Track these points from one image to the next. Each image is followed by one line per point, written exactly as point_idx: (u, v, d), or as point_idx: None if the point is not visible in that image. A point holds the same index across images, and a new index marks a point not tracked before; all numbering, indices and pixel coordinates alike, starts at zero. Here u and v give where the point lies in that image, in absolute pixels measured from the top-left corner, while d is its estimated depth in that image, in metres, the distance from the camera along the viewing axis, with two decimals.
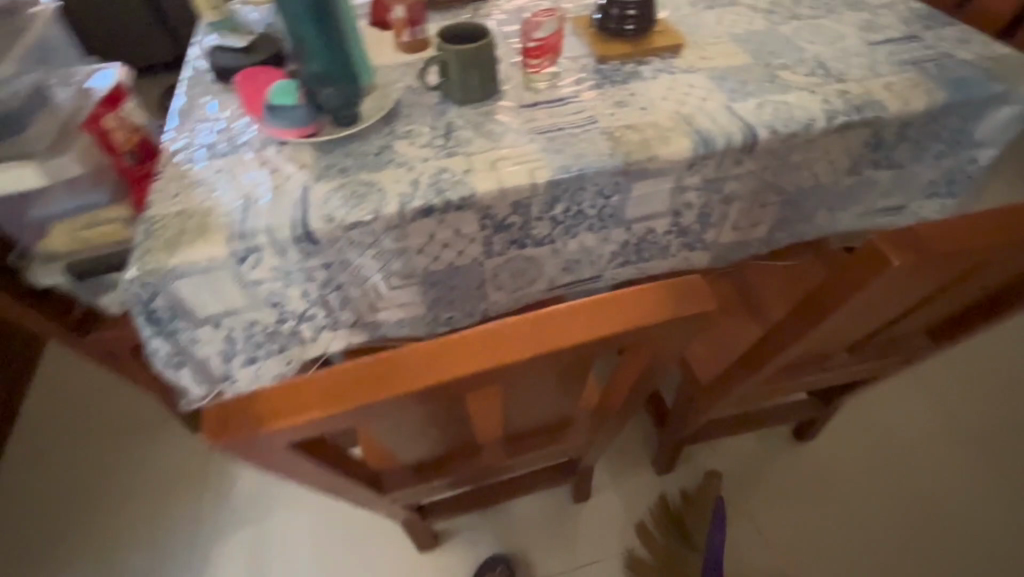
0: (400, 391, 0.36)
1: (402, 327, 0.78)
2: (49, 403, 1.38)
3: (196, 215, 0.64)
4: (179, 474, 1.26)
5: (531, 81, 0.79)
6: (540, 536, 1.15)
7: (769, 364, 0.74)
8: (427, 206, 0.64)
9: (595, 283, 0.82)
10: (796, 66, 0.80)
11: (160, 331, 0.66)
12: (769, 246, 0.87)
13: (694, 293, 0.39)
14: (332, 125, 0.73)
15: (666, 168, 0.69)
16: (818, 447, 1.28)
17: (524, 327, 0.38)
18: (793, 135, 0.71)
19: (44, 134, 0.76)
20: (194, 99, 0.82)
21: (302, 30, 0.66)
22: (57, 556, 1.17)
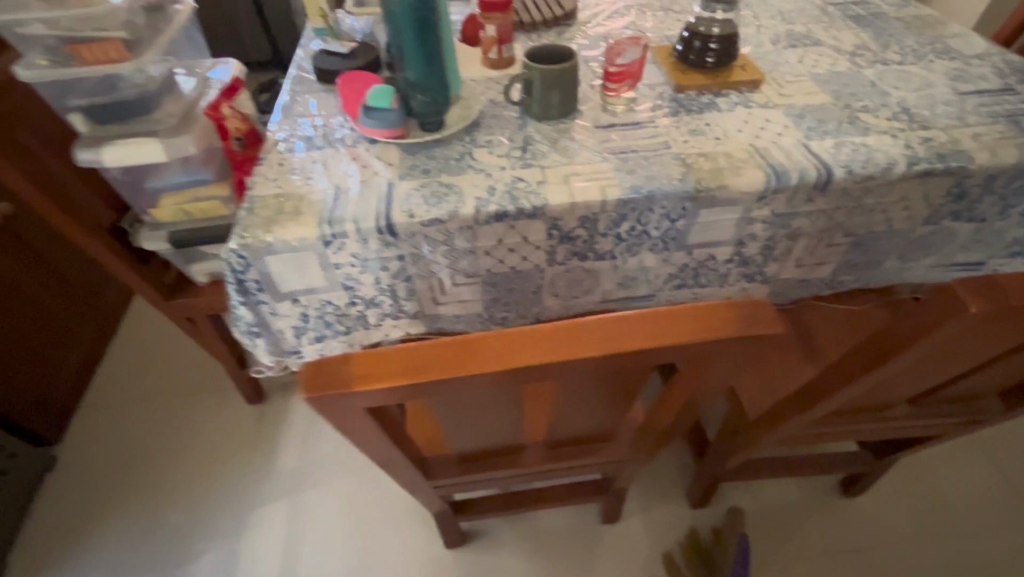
0: (473, 371, 0.38)
1: (458, 323, 0.82)
2: (123, 359, 1.51)
3: (292, 199, 0.70)
4: (229, 441, 1.34)
5: (609, 104, 0.82)
6: (564, 550, 1.15)
7: (824, 405, 0.72)
8: (501, 211, 0.68)
9: (647, 303, 0.83)
10: (879, 110, 0.80)
11: (246, 300, 0.72)
12: (830, 286, 0.86)
13: (762, 315, 0.40)
14: (418, 130, 0.78)
15: (736, 199, 0.70)
16: (865, 503, 1.22)
17: (596, 328, 0.40)
18: (870, 177, 0.71)
19: (170, 114, 0.82)
20: (299, 95, 0.90)
21: (407, 41, 0.72)
22: (113, 500, 1.26)
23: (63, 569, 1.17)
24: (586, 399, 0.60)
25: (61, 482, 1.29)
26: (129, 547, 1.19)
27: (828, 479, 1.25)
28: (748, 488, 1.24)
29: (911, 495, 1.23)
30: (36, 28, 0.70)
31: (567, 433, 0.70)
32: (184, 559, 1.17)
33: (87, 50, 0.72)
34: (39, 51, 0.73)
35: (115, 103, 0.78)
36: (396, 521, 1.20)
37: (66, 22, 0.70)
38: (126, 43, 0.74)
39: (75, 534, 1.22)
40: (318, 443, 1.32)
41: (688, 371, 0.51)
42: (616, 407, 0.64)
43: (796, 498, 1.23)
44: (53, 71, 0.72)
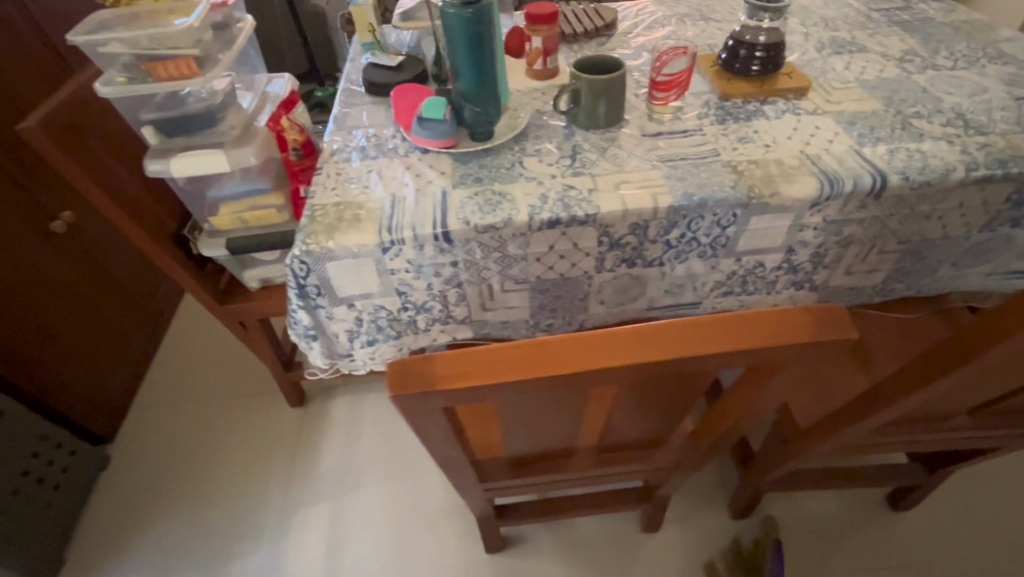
0: (552, 372, 0.40)
1: (504, 329, 0.83)
2: (173, 364, 1.58)
3: (351, 207, 0.73)
4: (272, 443, 1.37)
5: (656, 113, 0.83)
6: (603, 559, 1.15)
7: (882, 414, 0.71)
8: (554, 218, 0.69)
9: (693, 310, 0.83)
10: (932, 116, 0.79)
11: (305, 304, 0.75)
12: (881, 294, 0.84)
13: (837, 321, 0.40)
14: (468, 139, 0.81)
15: (788, 206, 0.70)
16: (914, 517, 1.19)
17: (672, 332, 0.41)
18: (927, 183, 0.70)
19: (233, 126, 0.88)
20: (351, 107, 0.92)
21: (462, 55, 0.73)
22: (163, 498, 1.31)
23: (116, 563, 1.22)
24: (643, 404, 0.60)
25: (114, 480, 1.34)
26: (179, 545, 1.23)
27: (874, 493, 1.22)
28: (790, 500, 1.22)
29: (963, 511, 1.19)
30: (115, 47, 0.76)
31: (618, 438, 0.70)
32: (230, 558, 1.20)
33: (161, 66, 0.77)
34: (118, 69, 0.79)
35: (182, 116, 0.84)
36: (434, 525, 1.21)
37: (144, 41, 0.76)
38: (197, 60, 0.79)
39: (126, 531, 1.26)
40: (358, 447, 1.35)
41: (751, 377, 0.52)
42: (670, 414, 0.64)
43: (841, 510, 1.20)
44: (130, 87, 0.77)
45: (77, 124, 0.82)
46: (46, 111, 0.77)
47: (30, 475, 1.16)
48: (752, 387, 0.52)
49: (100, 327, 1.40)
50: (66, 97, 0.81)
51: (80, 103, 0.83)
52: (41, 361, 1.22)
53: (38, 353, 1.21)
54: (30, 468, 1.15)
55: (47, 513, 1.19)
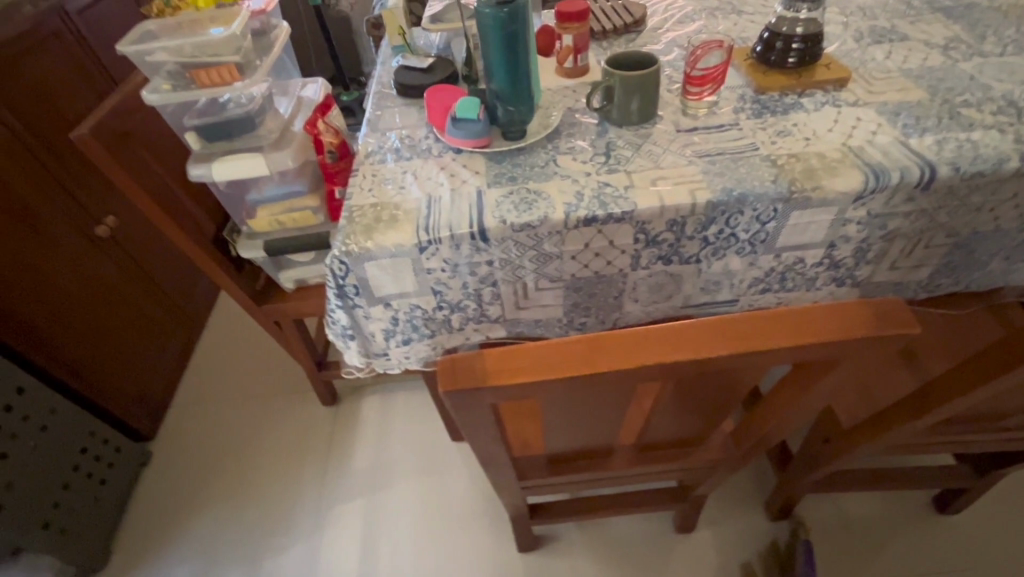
0: (604, 369, 0.40)
1: (537, 328, 0.83)
2: (209, 364, 1.62)
3: (388, 208, 0.74)
4: (305, 442, 1.40)
5: (690, 108, 0.82)
6: (636, 559, 1.14)
7: (934, 413, 0.69)
8: (590, 216, 0.69)
9: (729, 308, 0.82)
10: (982, 104, 0.76)
11: (344, 304, 0.76)
12: (927, 290, 0.82)
13: (897, 316, 0.39)
14: (501, 139, 0.81)
15: (831, 200, 0.69)
16: (961, 521, 1.15)
17: (723, 328, 0.41)
18: (980, 174, 0.68)
19: (271, 130, 0.90)
20: (384, 109, 0.93)
21: (496, 55, 0.74)
22: (202, 494, 1.34)
23: (160, 557, 1.25)
24: (684, 403, 0.60)
25: (156, 476, 1.39)
26: (218, 541, 1.26)
27: (917, 496, 1.18)
28: (828, 502, 1.19)
29: (1013, 516, 1.15)
30: (161, 56, 0.79)
31: (656, 437, 0.70)
32: (268, 553, 1.23)
33: (204, 73, 0.80)
34: (163, 77, 0.82)
35: (223, 121, 0.86)
36: (466, 523, 1.22)
37: (188, 49, 0.79)
38: (238, 67, 0.81)
39: (168, 525, 1.30)
40: (389, 446, 1.37)
41: (799, 375, 0.51)
42: (711, 413, 0.63)
43: (883, 513, 1.17)
44: (175, 94, 0.80)
45: (125, 131, 0.85)
46: (97, 118, 0.80)
47: (80, 470, 1.21)
48: (800, 385, 0.51)
49: (142, 329, 1.45)
50: (116, 104, 0.84)
51: (128, 110, 0.86)
52: (88, 361, 1.27)
53: (85, 353, 1.26)
54: (79, 463, 1.20)
55: (96, 506, 1.24)
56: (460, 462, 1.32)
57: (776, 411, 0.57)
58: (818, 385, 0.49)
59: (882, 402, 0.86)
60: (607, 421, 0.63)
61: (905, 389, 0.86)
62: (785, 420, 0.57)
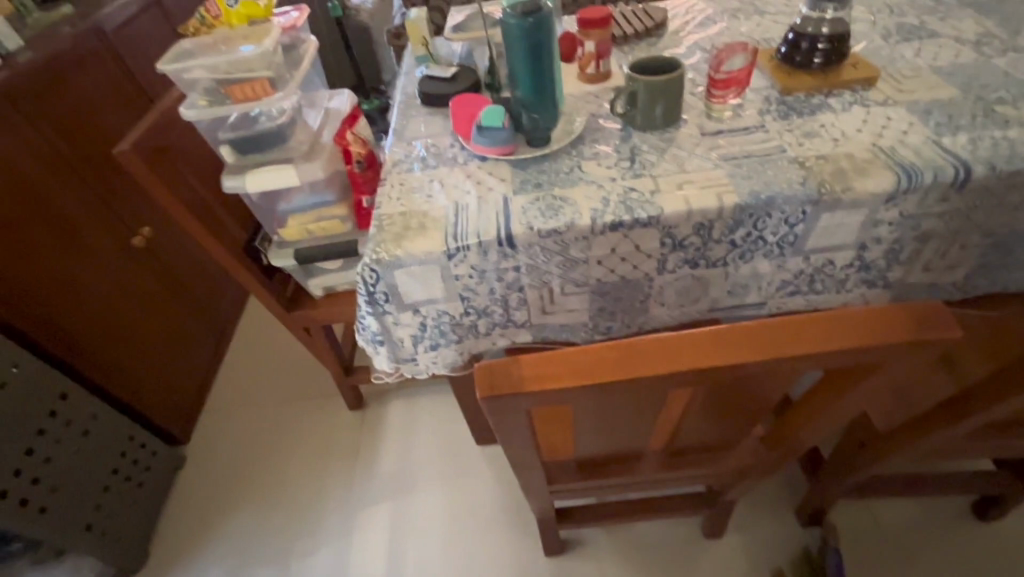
0: (641, 374, 0.40)
1: (563, 333, 0.84)
2: (239, 369, 1.67)
3: (416, 216, 0.75)
4: (332, 446, 1.43)
5: (714, 111, 0.82)
6: (663, 564, 1.13)
7: (975, 417, 0.68)
8: (617, 221, 0.69)
9: (757, 311, 0.81)
10: (1018, 101, 0.74)
11: (374, 310, 0.77)
12: (963, 291, 0.80)
13: (936, 319, 0.39)
14: (525, 146, 0.82)
15: (862, 201, 0.68)
16: (1002, 529, 1.11)
17: (758, 333, 0.41)
18: (1017, 173, 0.66)
19: (301, 142, 0.93)
20: (409, 119, 0.95)
21: (521, 64, 0.75)
22: (234, 497, 1.37)
23: (194, 558, 1.29)
24: (716, 407, 0.59)
25: (189, 479, 1.43)
26: (250, 543, 1.29)
27: (955, 502, 1.15)
28: (861, 508, 1.16)
29: None
30: (197, 73, 0.82)
31: (686, 442, 0.70)
32: (298, 555, 1.26)
33: (239, 89, 0.83)
34: (200, 93, 0.85)
35: (255, 135, 0.89)
36: (492, 527, 1.23)
37: (222, 67, 0.82)
38: (270, 82, 0.84)
39: (202, 527, 1.33)
40: (415, 450, 1.38)
41: (834, 380, 0.50)
42: (741, 418, 0.63)
43: (918, 519, 1.14)
44: (211, 109, 0.83)
45: (165, 145, 0.88)
46: (138, 134, 0.83)
47: (119, 473, 1.25)
48: (835, 390, 0.51)
49: (176, 336, 1.50)
50: (156, 120, 0.87)
51: (167, 125, 0.89)
52: (125, 367, 1.31)
53: (122, 359, 1.31)
54: (118, 467, 1.24)
55: (134, 508, 1.28)
56: (485, 466, 1.33)
57: (810, 416, 0.56)
58: (855, 390, 0.48)
59: (917, 405, 0.85)
60: (638, 426, 0.63)
61: (942, 393, 0.85)
62: (819, 425, 0.57)
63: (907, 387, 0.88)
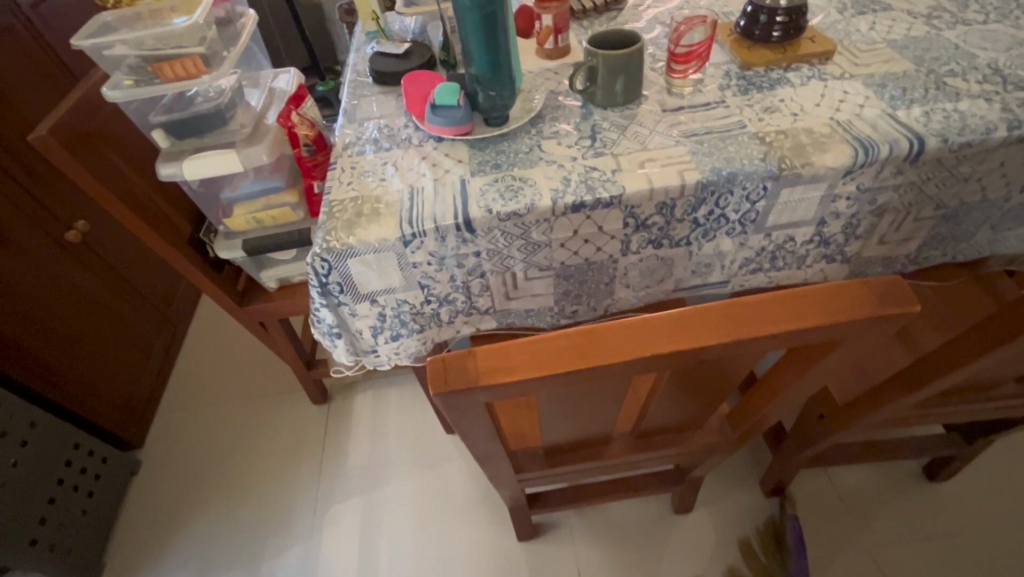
0: (603, 359, 0.38)
1: (529, 318, 0.82)
2: (196, 368, 1.59)
3: (368, 201, 0.71)
4: (297, 442, 1.39)
5: (675, 87, 0.80)
6: (635, 541, 1.15)
7: (931, 385, 0.69)
8: (579, 202, 0.67)
9: (720, 289, 0.81)
10: (968, 73, 0.75)
11: (328, 302, 0.73)
12: (915, 263, 0.82)
13: (897, 294, 0.39)
14: (483, 125, 0.79)
15: (821, 175, 0.67)
16: (950, 487, 1.17)
17: (718, 313, 0.40)
18: (968, 145, 0.67)
19: (242, 125, 0.87)
20: (360, 98, 0.90)
21: (475, 37, 0.71)
22: (195, 500, 1.32)
23: (155, 565, 1.23)
24: (682, 390, 0.59)
25: (146, 484, 1.36)
26: (214, 548, 1.24)
27: (908, 465, 1.20)
28: (821, 476, 1.20)
29: (1001, 479, 1.17)
30: (121, 49, 0.75)
31: (654, 424, 0.69)
32: (266, 555, 1.22)
33: (168, 66, 0.76)
34: (125, 72, 0.78)
35: (191, 117, 0.83)
36: (464, 516, 1.22)
37: (148, 41, 0.75)
38: (204, 59, 0.78)
39: (162, 533, 1.28)
40: (384, 442, 1.36)
41: (796, 357, 0.50)
42: (706, 399, 0.62)
43: (874, 484, 1.19)
44: (139, 90, 0.77)
45: (88, 130, 0.81)
46: (56, 118, 0.76)
47: (65, 483, 1.18)
48: (795, 368, 0.51)
49: (121, 334, 1.42)
50: (75, 102, 0.80)
51: (89, 107, 0.82)
52: (64, 370, 1.23)
53: (60, 362, 1.22)
54: (65, 476, 1.17)
55: (84, 518, 1.21)
56: (457, 455, 1.32)
57: (774, 393, 0.56)
58: (818, 367, 0.48)
59: (875, 376, 0.87)
60: (605, 411, 0.62)
61: (898, 363, 0.87)
62: (782, 402, 0.57)
63: (864, 360, 0.90)
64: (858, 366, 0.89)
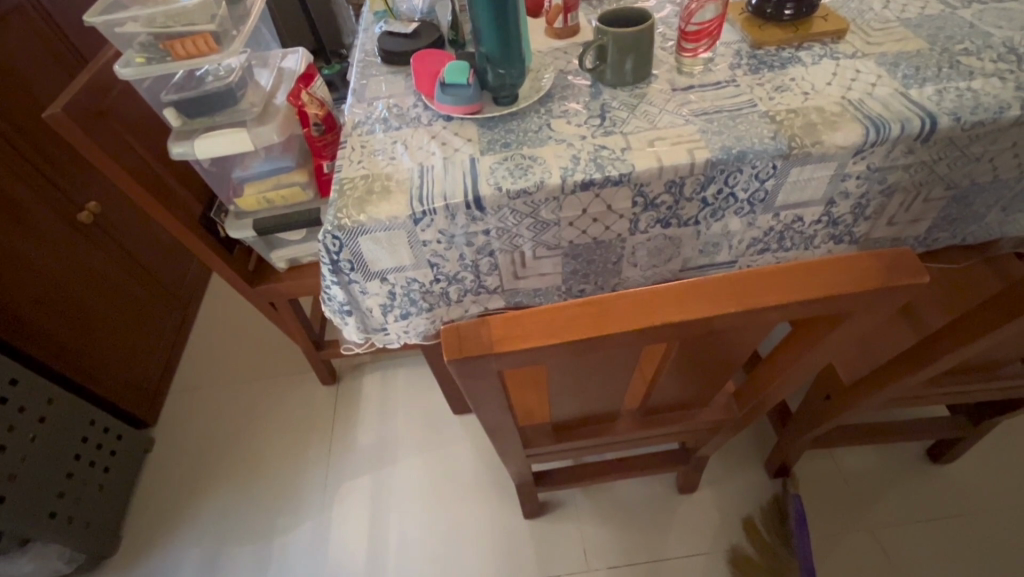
0: (611, 330, 0.39)
1: (537, 297, 0.82)
2: (207, 349, 1.62)
3: (379, 179, 0.72)
4: (305, 423, 1.40)
5: (685, 66, 0.80)
6: (640, 519, 1.17)
7: (937, 364, 0.70)
8: (588, 179, 0.67)
9: (728, 269, 0.81)
10: (982, 52, 0.74)
11: (339, 280, 0.74)
12: (924, 244, 0.82)
13: (906, 266, 0.39)
14: (492, 104, 0.79)
15: (831, 155, 0.67)
16: (952, 469, 1.18)
17: (723, 284, 0.40)
18: (980, 123, 0.66)
19: (252, 104, 0.87)
20: (369, 78, 0.90)
21: (484, 14, 0.70)
22: (207, 478, 1.35)
23: (168, 542, 1.27)
24: (689, 365, 0.59)
25: (160, 462, 1.39)
26: (225, 524, 1.27)
27: (911, 447, 1.21)
28: (825, 458, 1.22)
29: (1005, 462, 1.18)
30: (132, 27, 0.75)
31: (661, 400, 0.70)
32: (278, 532, 1.24)
33: (179, 44, 0.76)
34: (136, 50, 0.79)
35: (201, 95, 0.83)
36: (471, 494, 1.24)
37: (159, 19, 0.75)
38: (215, 37, 0.78)
39: (173, 510, 1.31)
40: (392, 421, 1.38)
41: (803, 332, 0.50)
42: (712, 375, 0.63)
43: (878, 466, 1.20)
44: (150, 67, 0.77)
45: (101, 108, 0.82)
46: (69, 96, 0.76)
47: (83, 459, 1.20)
48: (802, 342, 0.51)
49: (133, 314, 1.44)
50: (88, 80, 0.80)
51: (101, 85, 0.82)
52: (77, 348, 1.25)
53: (72, 340, 1.24)
54: (81, 452, 1.20)
55: (101, 494, 1.24)
56: (464, 434, 1.34)
57: (781, 369, 0.56)
58: (825, 341, 0.48)
59: (880, 356, 0.88)
60: (612, 386, 0.63)
61: (903, 344, 0.88)
62: (788, 379, 0.58)
63: (870, 340, 0.90)
64: (864, 347, 0.90)
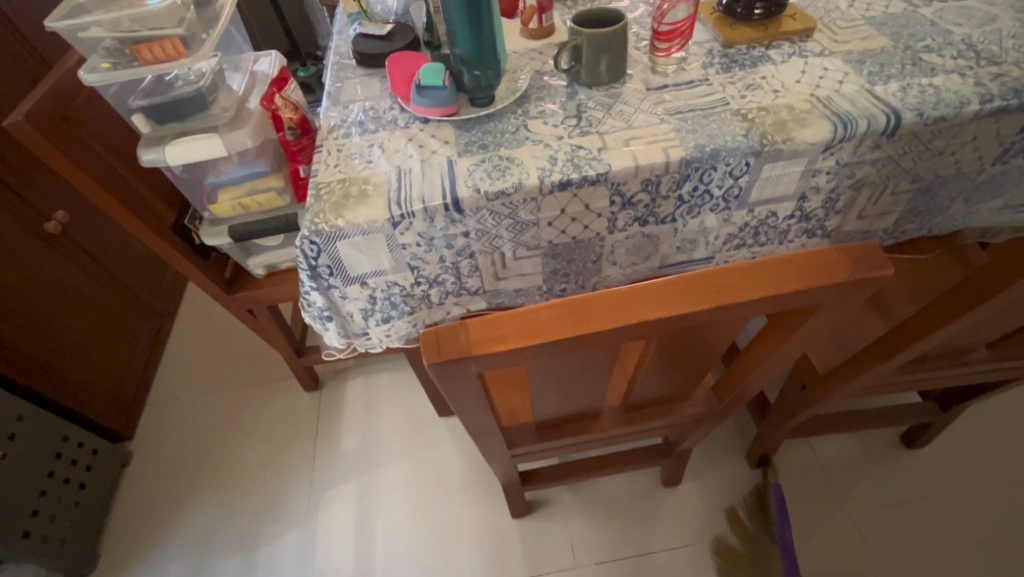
0: (588, 329, 0.40)
1: (518, 297, 0.83)
2: (185, 358, 1.59)
3: (356, 183, 0.71)
4: (288, 430, 1.39)
5: (659, 65, 0.81)
6: (626, 513, 1.18)
7: (907, 351, 0.72)
8: (565, 179, 0.67)
9: (706, 265, 0.83)
10: (942, 49, 0.77)
11: (318, 285, 0.74)
12: (893, 235, 0.84)
13: (872, 260, 0.40)
14: (469, 106, 0.79)
15: (801, 151, 0.69)
16: (925, 453, 1.21)
17: (696, 281, 0.41)
18: (942, 119, 0.68)
19: (225, 108, 0.86)
20: (344, 81, 0.89)
21: (459, 16, 0.70)
22: (188, 490, 1.32)
23: (149, 556, 1.24)
24: (668, 360, 0.60)
25: (138, 475, 1.36)
26: (207, 536, 1.25)
27: (886, 433, 1.25)
28: (804, 446, 1.25)
29: (975, 445, 1.22)
30: (97, 31, 0.73)
31: (642, 396, 0.71)
32: (263, 541, 1.23)
33: (147, 49, 0.75)
34: (101, 55, 0.77)
35: (171, 101, 0.81)
36: (458, 495, 1.24)
37: (125, 23, 0.73)
38: (183, 40, 0.76)
39: (154, 524, 1.28)
40: (377, 425, 1.37)
41: (778, 325, 0.51)
42: (691, 369, 0.64)
43: (855, 452, 1.23)
44: (117, 73, 0.75)
45: (66, 115, 0.80)
46: (32, 103, 0.74)
47: (57, 475, 1.17)
48: (776, 335, 0.53)
49: (106, 325, 1.40)
50: (52, 86, 0.78)
51: (66, 92, 0.80)
52: (47, 362, 1.21)
53: (42, 353, 1.20)
54: (55, 469, 1.16)
55: (77, 510, 1.21)
56: (450, 436, 1.33)
57: (757, 361, 0.58)
58: (798, 334, 0.49)
59: (854, 346, 0.90)
60: (594, 384, 0.64)
61: (875, 333, 0.90)
62: (764, 372, 0.59)
63: (844, 331, 0.92)
64: (839, 337, 0.92)
